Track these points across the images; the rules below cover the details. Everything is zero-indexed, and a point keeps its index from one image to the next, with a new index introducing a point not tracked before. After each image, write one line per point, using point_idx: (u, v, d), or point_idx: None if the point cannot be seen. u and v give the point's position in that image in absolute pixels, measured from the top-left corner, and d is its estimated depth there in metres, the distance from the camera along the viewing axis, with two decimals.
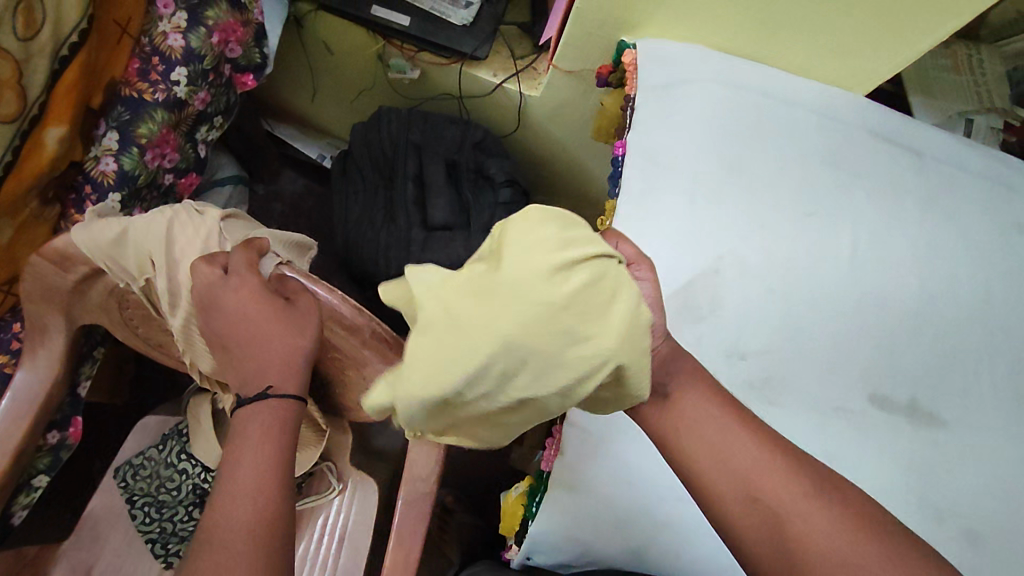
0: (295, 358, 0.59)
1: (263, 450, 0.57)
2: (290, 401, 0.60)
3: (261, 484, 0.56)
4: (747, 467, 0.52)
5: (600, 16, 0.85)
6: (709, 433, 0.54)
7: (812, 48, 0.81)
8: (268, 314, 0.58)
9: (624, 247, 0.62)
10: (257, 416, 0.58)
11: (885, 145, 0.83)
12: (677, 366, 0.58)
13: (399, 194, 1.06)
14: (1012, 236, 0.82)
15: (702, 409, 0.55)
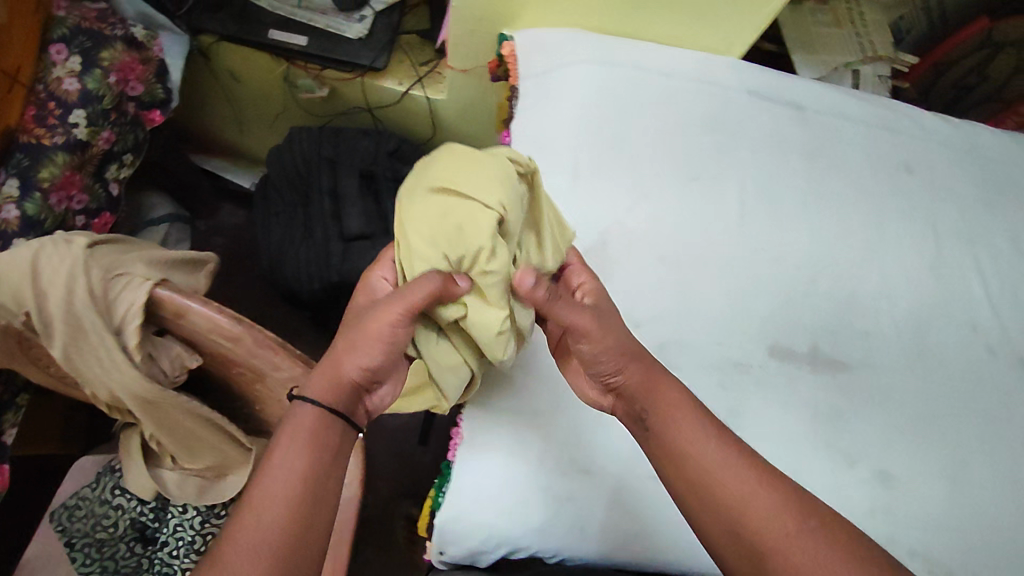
0: (345, 378, 0.59)
1: (298, 457, 0.55)
2: (326, 414, 0.58)
3: (295, 491, 0.53)
4: (731, 497, 0.53)
5: (477, 11, 0.87)
6: (699, 464, 0.54)
7: (680, 18, 0.83)
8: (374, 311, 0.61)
9: (568, 255, 0.67)
10: (296, 421, 0.57)
11: (765, 103, 0.85)
12: (657, 392, 0.58)
13: (314, 210, 1.08)
14: (896, 176, 0.85)
15: (697, 434, 0.56)
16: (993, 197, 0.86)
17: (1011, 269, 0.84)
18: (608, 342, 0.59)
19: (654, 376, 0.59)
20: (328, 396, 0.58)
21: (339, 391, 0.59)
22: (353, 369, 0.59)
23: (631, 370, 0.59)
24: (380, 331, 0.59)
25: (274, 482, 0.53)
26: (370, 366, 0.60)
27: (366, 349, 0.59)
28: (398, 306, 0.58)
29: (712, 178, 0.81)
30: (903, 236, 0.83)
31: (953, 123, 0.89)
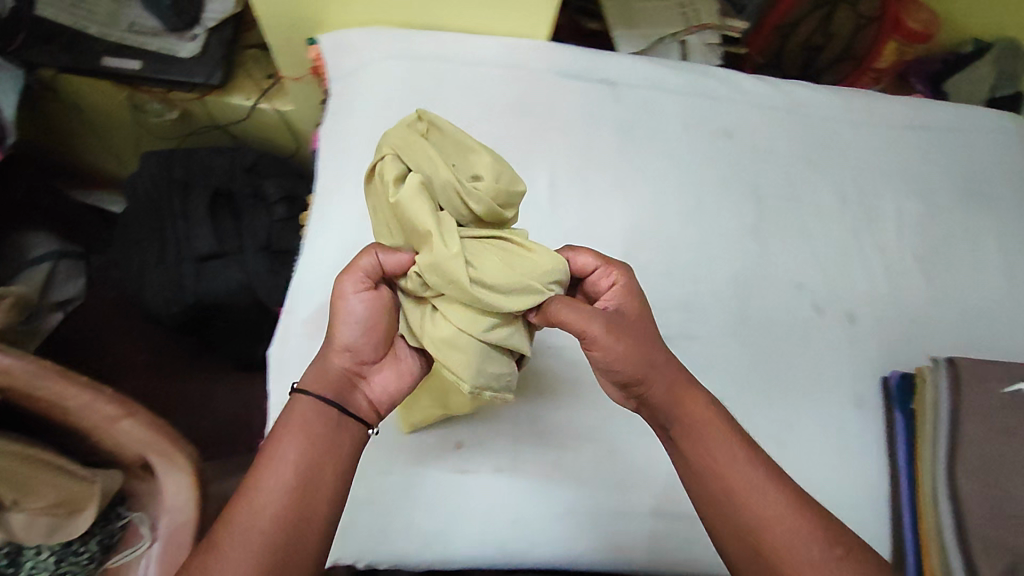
0: (332, 366, 0.58)
1: (290, 448, 0.54)
2: (320, 405, 0.56)
3: (285, 482, 0.53)
4: (752, 512, 0.56)
5: (282, 18, 0.85)
6: (728, 481, 0.57)
7: (477, 7, 0.81)
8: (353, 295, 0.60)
9: (583, 256, 0.61)
10: (295, 410, 0.56)
11: (574, 83, 0.83)
12: (684, 406, 0.59)
13: (166, 233, 1.09)
14: (716, 142, 0.84)
15: (723, 451, 0.58)
16: (816, 154, 0.85)
17: (837, 226, 0.83)
18: (630, 352, 0.57)
19: (678, 388, 0.60)
20: (319, 388, 0.57)
21: (330, 377, 0.58)
22: (337, 355, 0.58)
23: (657, 384, 0.59)
24: (340, 308, 0.56)
25: (269, 471, 0.53)
26: (349, 343, 0.57)
27: (340, 329, 0.57)
28: (347, 280, 0.56)
29: (522, 163, 0.79)
30: (723, 205, 0.82)
31: (773, 84, 0.88)
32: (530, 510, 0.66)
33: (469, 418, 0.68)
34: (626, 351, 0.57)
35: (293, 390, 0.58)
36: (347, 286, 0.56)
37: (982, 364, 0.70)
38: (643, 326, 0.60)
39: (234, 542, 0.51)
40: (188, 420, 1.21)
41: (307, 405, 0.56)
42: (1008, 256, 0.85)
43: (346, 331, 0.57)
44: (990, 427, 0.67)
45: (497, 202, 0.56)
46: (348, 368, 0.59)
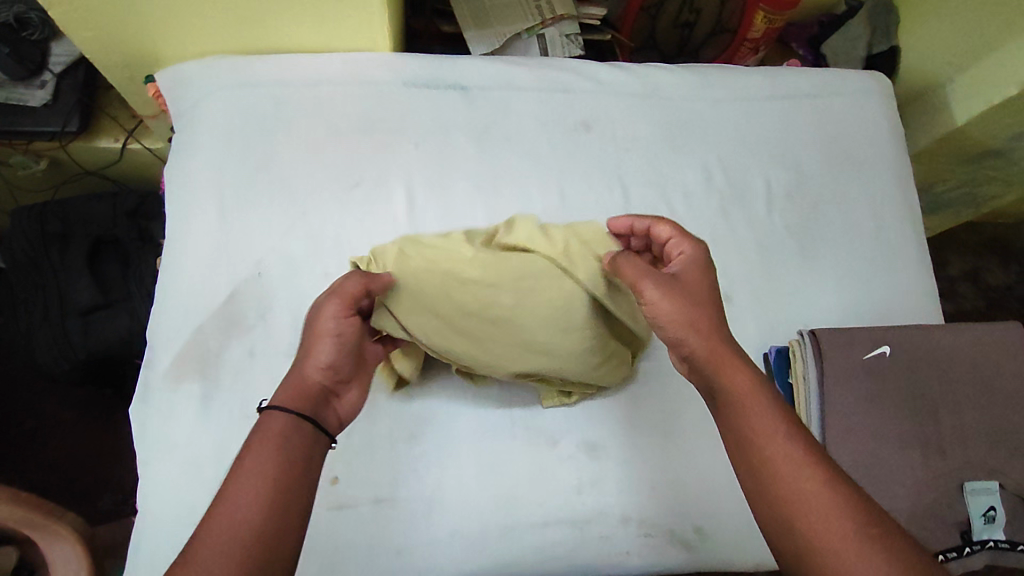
0: (310, 378, 0.57)
1: (254, 463, 0.50)
2: (295, 416, 0.54)
3: (252, 498, 0.48)
4: (793, 489, 0.48)
5: (112, 57, 0.81)
6: (766, 452, 0.51)
7: (312, 25, 0.78)
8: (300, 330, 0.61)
9: (661, 228, 0.66)
10: (259, 428, 0.53)
11: (425, 91, 0.81)
12: (720, 370, 0.55)
13: (47, 287, 1.01)
14: (576, 135, 0.83)
15: (757, 418, 0.52)
16: (677, 136, 0.85)
17: (706, 205, 0.83)
18: (673, 304, 0.58)
19: (719, 351, 0.56)
20: (297, 400, 0.55)
21: (309, 390, 0.57)
22: (316, 371, 0.58)
23: (696, 343, 0.57)
24: (325, 325, 0.59)
25: (233, 490, 0.49)
26: (333, 359, 0.59)
27: (318, 345, 0.58)
28: (336, 298, 0.60)
29: (377, 182, 0.77)
30: (589, 198, 0.81)
31: (630, 71, 0.87)
32: (411, 534, 0.66)
33: (341, 449, 0.68)
34: (663, 303, 0.58)
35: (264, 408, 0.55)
36: (332, 305, 0.60)
37: (846, 333, 0.69)
38: (699, 289, 0.60)
39: (203, 550, 0.46)
40: (90, 480, 1.12)
41: (285, 414, 0.54)
42: (876, 214, 0.86)
43: (332, 345, 0.59)
44: (856, 396, 0.67)
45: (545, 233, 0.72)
46: (328, 382, 0.58)
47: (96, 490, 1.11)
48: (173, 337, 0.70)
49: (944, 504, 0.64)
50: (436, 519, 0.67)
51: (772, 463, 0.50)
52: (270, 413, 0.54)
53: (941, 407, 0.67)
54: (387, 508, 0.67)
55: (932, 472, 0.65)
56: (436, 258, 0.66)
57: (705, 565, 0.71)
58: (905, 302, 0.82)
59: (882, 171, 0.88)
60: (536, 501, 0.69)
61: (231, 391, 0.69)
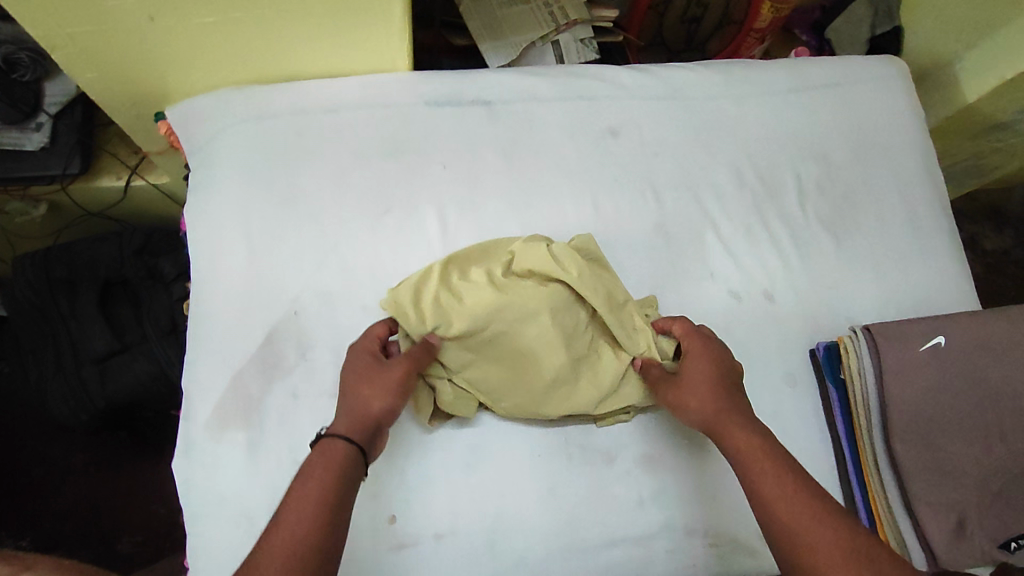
0: (372, 413, 0.58)
1: (315, 490, 0.51)
2: (352, 449, 0.55)
3: (311, 526, 0.49)
4: (786, 525, 0.52)
5: (119, 96, 0.77)
6: (765, 497, 0.55)
7: (327, 50, 0.75)
8: (367, 361, 0.62)
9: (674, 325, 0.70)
10: (317, 454, 0.54)
11: (446, 109, 0.79)
12: (726, 435, 0.60)
13: (58, 337, 0.97)
14: (603, 143, 0.81)
15: (762, 466, 0.57)
16: (704, 136, 0.84)
17: (737, 205, 0.82)
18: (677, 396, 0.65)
19: (722, 418, 0.61)
20: (355, 432, 0.56)
21: (370, 430, 0.58)
22: (382, 403, 0.59)
23: (702, 420, 0.62)
24: (396, 373, 0.61)
25: (295, 516, 0.50)
26: (394, 406, 0.59)
27: (386, 385, 0.60)
28: (406, 359, 0.62)
29: (407, 207, 0.75)
30: (621, 206, 0.79)
31: (651, 73, 0.85)
32: (476, 566, 0.65)
33: (397, 486, 0.66)
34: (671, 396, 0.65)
35: (323, 434, 0.56)
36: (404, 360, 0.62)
37: (898, 326, 0.69)
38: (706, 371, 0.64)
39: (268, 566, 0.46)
40: (108, 523, 1.08)
41: (345, 444, 0.55)
42: (905, 201, 0.86)
43: (399, 394, 0.60)
44: (917, 390, 0.66)
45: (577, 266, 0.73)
46: (384, 423, 0.59)
47: (114, 532, 1.08)
48: (213, 385, 0.68)
49: (1013, 489, 0.64)
50: (500, 548, 0.66)
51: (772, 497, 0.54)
52: (329, 441, 0.55)
53: (1003, 392, 0.66)
54: (449, 543, 0.65)
55: (998, 458, 0.64)
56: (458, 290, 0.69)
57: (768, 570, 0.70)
58: (941, 288, 0.82)
59: (908, 156, 0.88)
60: (597, 521, 0.68)
61: (278, 437, 0.67)
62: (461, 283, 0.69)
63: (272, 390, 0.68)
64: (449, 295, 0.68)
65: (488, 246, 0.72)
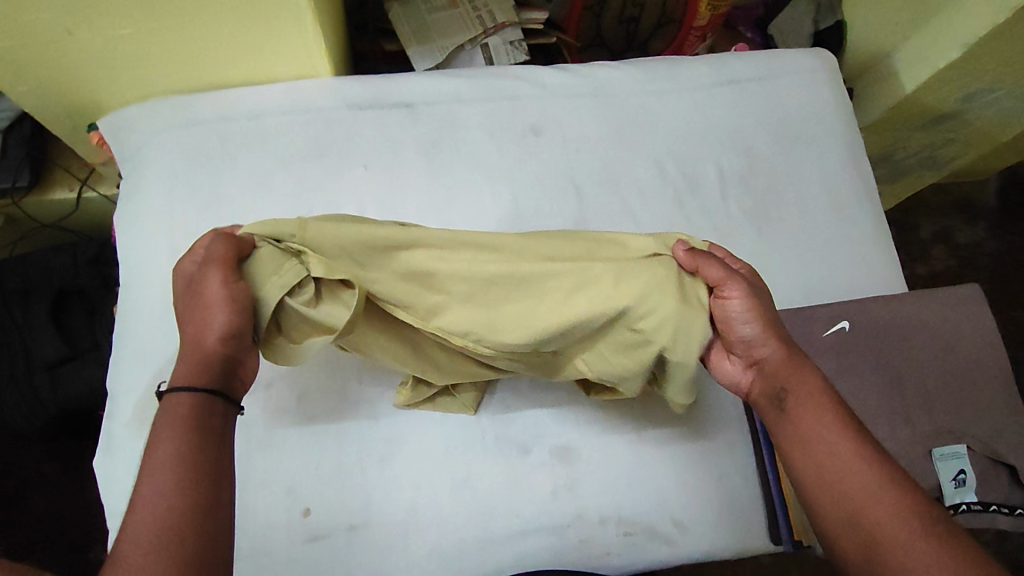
0: (208, 347, 0.53)
1: (164, 450, 0.47)
2: (197, 394, 0.51)
3: (166, 485, 0.46)
4: (852, 488, 0.50)
5: (52, 107, 0.80)
6: (829, 448, 0.52)
7: (249, 58, 0.78)
8: (187, 297, 0.56)
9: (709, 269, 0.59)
10: (163, 413, 0.50)
11: (368, 112, 0.81)
12: (793, 380, 0.57)
13: (10, 347, 0.96)
14: (524, 141, 0.83)
15: (828, 422, 0.54)
16: (625, 131, 0.85)
17: (660, 199, 0.83)
18: (750, 311, 0.58)
19: (789, 360, 0.58)
20: (196, 376, 0.52)
21: (207, 364, 0.53)
22: (212, 335, 0.54)
23: (768, 356, 0.58)
24: (212, 290, 0.54)
25: (147, 479, 0.46)
26: (226, 326, 0.54)
27: (209, 314, 0.54)
28: (217, 267, 0.55)
29: (327, 209, 0.77)
30: (542, 203, 0.81)
31: (573, 72, 0.87)
32: (388, 558, 0.66)
33: (311, 479, 0.68)
34: (744, 309, 0.58)
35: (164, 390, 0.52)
36: (215, 270, 0.55)
37: (805, 311, 0.70)
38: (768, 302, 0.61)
39: (129, 543, 0.44)
40: (77, 531, 1.05)
41: (186, 393, 0.51)
42: (830, 192, 0.86)
43: (222, 310, 0.54)
44: (820, 372, 0.68)
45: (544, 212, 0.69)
46: (228, 351, 0.54)
47: (85, 541, 1.04)
48: (134, 385, 0.70)
49: (915, 471, 0.65)
50: (412, 539, 0.67)
51: (836, 458, 0.52)
52: (171, 396, 0.51)
53: (903, 374, 0.68)
54: (362, 534, 0.66)
55: (900, 440, 0.66)
56: (392, 225, 0.61)
57: (685, 558, 0.71)
58: (864, 277, 0.83)
59: (832, 147, 0.89)
60: (512, 512, 0.69)
61: None
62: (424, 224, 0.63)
63: None
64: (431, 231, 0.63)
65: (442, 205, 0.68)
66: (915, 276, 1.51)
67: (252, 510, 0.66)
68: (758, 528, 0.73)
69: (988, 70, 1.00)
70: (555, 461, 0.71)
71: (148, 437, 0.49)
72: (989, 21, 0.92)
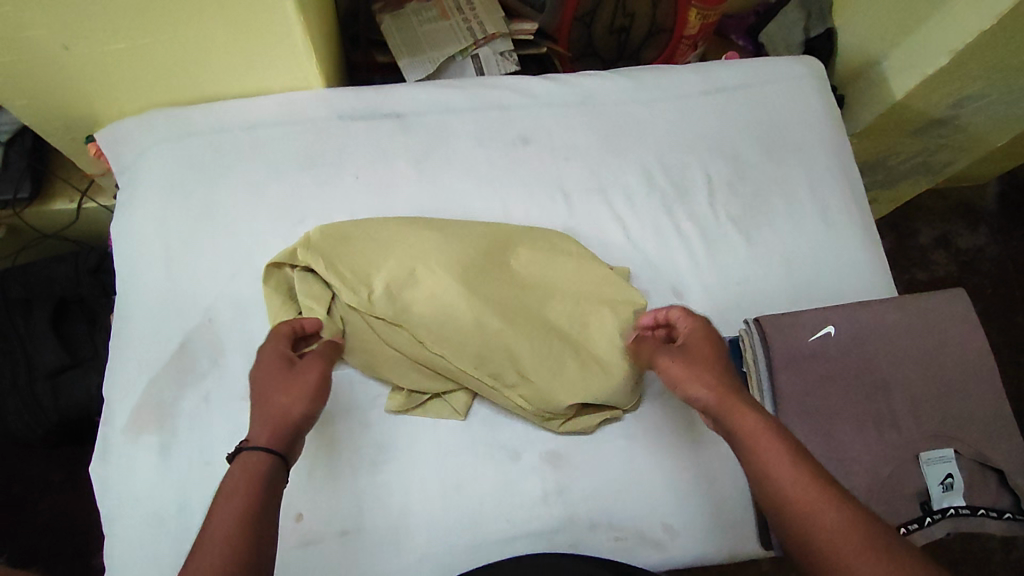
0: (289, 422, 0.56)
1: (238, 504, 0.49)
2: (275, 460, 0.53)
3: (233, 537, 0.47)
4: (801, 522, 0.49)
5: (51, 120, 0.82)
6: (778, 488, 0.51)
7: (241, 71, 0.79)
8: (275, 373, 0.60)
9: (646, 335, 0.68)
10: (236, 468, 0.52)
11: (360, 123, 0.82)
12: (732, 419, 0.55)
13: (12, 355, 0.96)
14: (514, 150, 0.84)
15: (770, 455, 0.52)
16: (614, 139, 0.86)
17: (648, 206, 0.84)
18: (682, 371, 0.60)
19: (728, 402, 0.56)
20: (276, 447, 0.54)
21: (287, 434, 0.55)
22: (297, 412, 0.57)
23: (706, 400, 0.57)
24: (311, 375, 0.59)
25: (209, 538, 0.47)
26: (312, 410, 0.58)
27: (301, 395, 0.58)
28: (319, 361, 0.61)
29: (319, 218, 0.78)
30: (532, 211, 0.82)
31: (562, 81, 0.88)
32: (380, 562, 0.67)
33: (303, 486, 0.68)
34: (671, 371, 0.60)
35: (235, 454, 0.53)
36: (319, 361, 0.61)
37: (790, 318, 0.70)
38: (707, 352, 0.61)
39: None
40: (81, 538, 1.05)
41: (263, 460, 0.52)
42: (818, 197, 0.87)
43: (314, 396, 0.58)
44: (806, 378, 0.68)
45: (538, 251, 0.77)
46: (303, 429, 0.57)
47: (89, 547, 1.05)
48: (127, 392, 0.70)
49: (903, 475, 0.65)
50: (404, 545, 0.67)
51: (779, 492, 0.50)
52: (245, 460, 0.52)
53: (890, 379, 0.68)
54: (354, 540, 0.67)
55: (888, 445, 0.66)
56: (383, 274, 0.71)
57: (677, 562, 0.71)
58: (853, 282, 0.83)
59: (820, 154, 0.89)
60: (503, 517, 0.69)
61: (188, 441, 0.68)
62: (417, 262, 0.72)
63: (184, 396, 0.70)
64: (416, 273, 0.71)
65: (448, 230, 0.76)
66: (914, 281, 1.50)
67: None
68: (750, 533, 0.72)
69: (977, 76, 1.00)
70: (545, 467, 0.71)
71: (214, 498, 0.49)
72: (975, 28, 0.93)
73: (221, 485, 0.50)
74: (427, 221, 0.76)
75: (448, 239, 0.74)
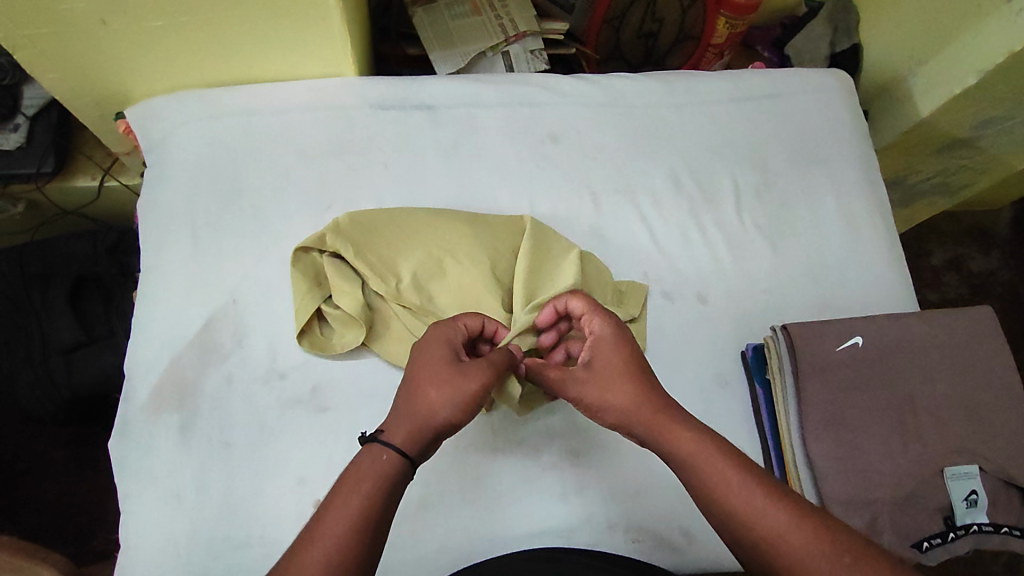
0: (432, 423, 0.54)
1: (356, 496, 0.49)
2: (403, 465, 0.52)
3: (345, 537, 0.47)
4: (760, 525, 0.51)
5: (83, 94, 0.82)
6: (730, 503, 0.52)
7: (275, 54, 0.79)
8: (440, 364, 0.57)
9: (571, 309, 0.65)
10: (365, 459, 0.52)
11: (390, 112, 0.82)
12: (671, 436, 0.55)
13: (28, 330, 0.96)
14: (543, 147, 0.84)
15: (721, 466, 0.53)
16: (643, 142, 0.86)
17: (674, 209, 0.83)
18: (593, 396, 0.59)
19: (658, 419, 0.56)
20: (411, 444, 0.53)
21: (424, 438, 0.54)
22: (444, 412, 0.54)
23: (637, 417, 0.57)
24: (473, 382, 0.55)
25: (327, 521, 0.48)
26: (459, 417, 0.55)
27: (455, 398, 0.54)
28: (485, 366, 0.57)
29: (346, 205, 0.78)
30: (558, 208, 0.82)
31: (593, 81, 0.88)
32: (397, 553, 0.66)
33: (322, 473, 0.66)
34: (590, 401, 0.59)
35: (373, 438, 0.53)
36: (484, 368, 0.57)
37: (818, 327, 0.71)
38: (615, 369, 0.59)
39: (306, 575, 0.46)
40: (84, 520, 1.04)
41: (391, 454, 0.52)
42: (844, 209, 0.87)
43: (466, 406, 0.55)
44: (830, 385, 0.69)
45: (554, 243, 0.76)
46: (443, 433, 0.55)
47: (91, 528, 1.04)
48: (149, 369, 0.70)
49: (927, 489, 0.65)
50: (422, 534, 0.66)
51: (733, 506, 0.52)
52: (379, 448, 0.52)
53: (910, 396, 0.68)
54: None
55: (910, 458, 0.66)
56: (410, 268, 0.72)
57: (695, 567, 0.70)
58: (877, 294, 0.83)
59: (846, 167, 0.89)
60: (521, 513, 0.68)
61: (209, 421, 0.68)
62: (442, 255, 0.73)
63: (207, 375, 0.70)
64: (439, 269, 0.72)
65: (473, 219, 0.75)
66: (925, 301, 1.50)
67: (263, 499, 0.65)
68: None
69: (1004, 97, 1.01)
70: (567, 466, 0.71)
71: (337, 483, 0.51)
72: (1006, 48, 0.93)
73: (346, 471, 0.51)
74: (459, 213, 0.75)
75: (478, 234, 0.74)
